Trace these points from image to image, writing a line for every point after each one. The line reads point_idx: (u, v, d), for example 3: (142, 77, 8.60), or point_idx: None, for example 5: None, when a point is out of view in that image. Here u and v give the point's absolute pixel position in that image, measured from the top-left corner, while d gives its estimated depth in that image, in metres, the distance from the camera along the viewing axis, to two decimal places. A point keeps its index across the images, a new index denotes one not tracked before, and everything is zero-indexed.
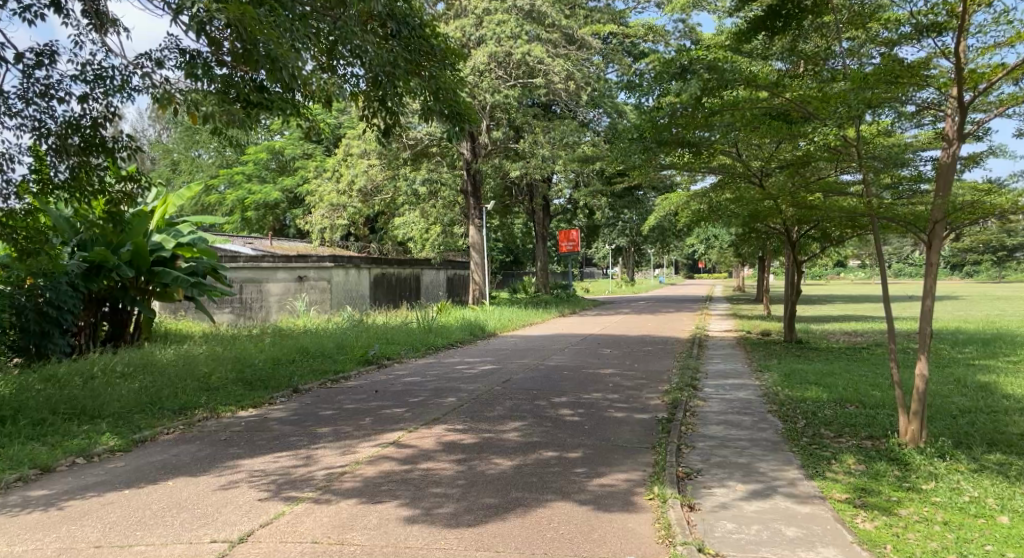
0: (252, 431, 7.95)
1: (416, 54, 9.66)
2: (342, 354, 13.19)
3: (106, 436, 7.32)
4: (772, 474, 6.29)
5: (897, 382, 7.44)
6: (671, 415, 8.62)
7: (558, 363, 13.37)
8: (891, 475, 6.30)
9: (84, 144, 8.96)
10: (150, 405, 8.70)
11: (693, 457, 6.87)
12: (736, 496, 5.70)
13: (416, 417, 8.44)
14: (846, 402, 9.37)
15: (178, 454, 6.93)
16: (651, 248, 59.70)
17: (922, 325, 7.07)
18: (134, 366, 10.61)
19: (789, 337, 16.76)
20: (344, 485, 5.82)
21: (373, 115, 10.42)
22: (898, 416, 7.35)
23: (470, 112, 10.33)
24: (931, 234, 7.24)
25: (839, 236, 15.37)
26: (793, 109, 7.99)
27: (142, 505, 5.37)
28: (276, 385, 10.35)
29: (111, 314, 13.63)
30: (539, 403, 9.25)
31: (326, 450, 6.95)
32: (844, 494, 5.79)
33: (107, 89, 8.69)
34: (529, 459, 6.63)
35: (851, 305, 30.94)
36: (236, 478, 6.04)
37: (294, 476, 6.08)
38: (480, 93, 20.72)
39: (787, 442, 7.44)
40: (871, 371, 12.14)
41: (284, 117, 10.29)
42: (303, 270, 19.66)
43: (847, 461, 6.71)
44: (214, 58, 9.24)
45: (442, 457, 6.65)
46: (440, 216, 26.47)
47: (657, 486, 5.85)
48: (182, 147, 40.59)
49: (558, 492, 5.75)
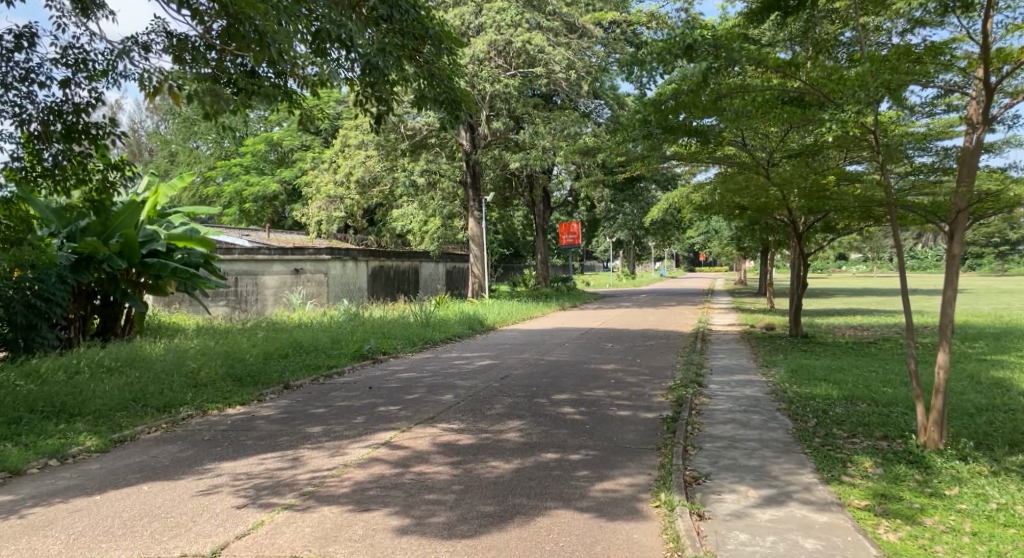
0: (238, 430, 7.59)
1: (410, 38, 9.22)
2: (337, 349, 12.84)
3: (84, 436, 6.98)
4: (785, 479, 5.93)
5: (916, 380, 7.04)
6: (677, 414, 8.26)
7: (559, 358, 13.04)
8: (912, 479, 5.94)
9: (66, 132, 8.56)
10: (133, 402, 8.36)
11: (701, 459, 6.51)
12: (748, 504, 5.34)
13: (411, 416, 8.09)
14: (858, 400, 8.98)
15: (159, 455, 6.58)
16: (652, 242, 59.19)
17: (943, 318, 6.69)
18: (123, 360, 10.28)
19: (795, 331, 16.40)
20: (330, 491, 5.46)
21: (365, 103, 10.07)
22: (917, 416, 6.96)
23: (468, 101, 9.98)
24: (953, 224, 6.86)
25: (846, 227, 15.04)
26: (807, 93, 7.60)
27: (112, 512, 5.03)
28: (266, 382, 9.99)
29: (103, 306, 13.29)
30: (539, 401, 8.88)
31: (313, 451, 6.60)
32: (863, 500, 5.43)
33: (90, 74, 8.34)
34: (528, 462, 6.28)
35: (856, 298, 30.62)
36: (217, 481, 5.69)
37: (277, 479, 5.71)
38: (480, 83, 20.35)
39: (799, 443, 7.08)
40: (881, 367, 11.80)
41: (277, 105, 9.87)
42: (299, 262, 19.33)
43: (864, 464, 6.35)
44: (203, 42, 8.89)
45: (436, 460, 6.29)
46: (439, 208, 26.09)
47: (664, 492, 5.49)
48: (180, 138, 40.14)
49: (559, 499, 5.38)
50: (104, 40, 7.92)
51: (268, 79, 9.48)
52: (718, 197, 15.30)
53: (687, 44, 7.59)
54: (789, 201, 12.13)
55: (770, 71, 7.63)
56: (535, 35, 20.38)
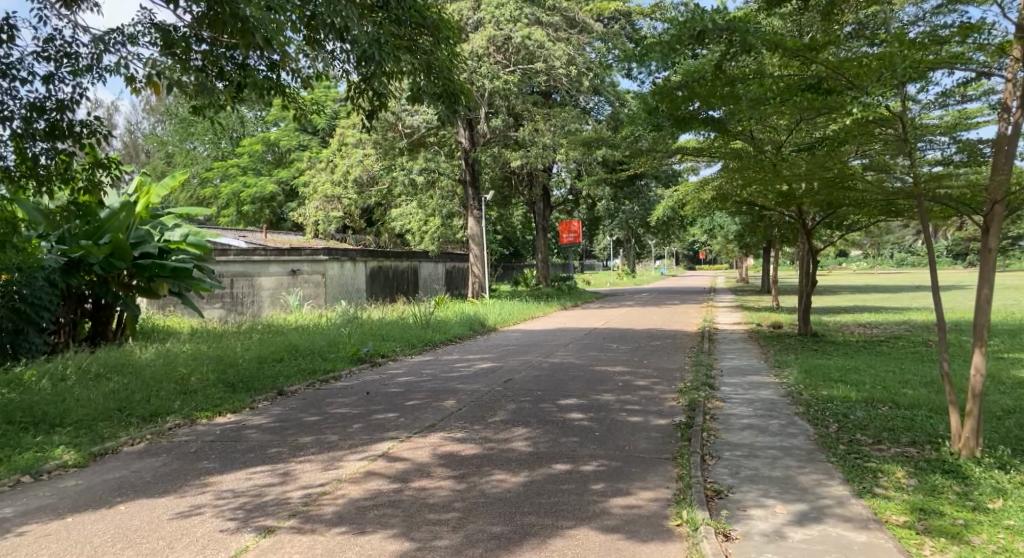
0: (226, 441, 7.17)
1: (407, 28, 8.87)
2: (334, 352, 12.42)
3: (62, 450, 6.57)
4: (816, 491, 5.50)
5: (949, 384, 6.62)
6: (690, 419, 7.84)
7: (563, 360, 12.62)
8: (951, 491, 5.50)
9: (50, 129, 8.08)
10: (119, 411, 7.94)
11: (721, 470, 6.08)
12: (779, 522, 4.93)
13: (411, 423, 7.68)
14: (878, 402, 8.55)
15: (140, 470, 6.15)
16: (653, 240, 58.62)
17: (978, 315, 6.29)
18: (111, 366, 9.85)
19: (805, 329, 15.99)
20: (323, 510, 5.04)
21: (358, 98, 9.63)
22: (950, 422, 6.55)
23: (466, 94, 9.44)
24: (989, 216, 6.43)
25: (856, 221, 14.64)
26: (827, 79, 7.18)
27: (83, 538, 4.64)
28: (260, 388, 9.58)
29: (94, 310, 12.82)
30: (545, 406, 8.46)
31: (306, 464, 6.16)
32: (901, 516, 5.02)
33: (74, 69, 7.91)
34: (538, 474, 5.86)
35: (862, 296, 30.15)
36: (199, 499, 5.26)
37: (267, 497, 5.28)
38: (479, 79, 19.77)
39: (823, 451, 6.65)
40: (899, 367, 11.34)
41: (268, 98, 9.45)
42: (297, 263, 18.87)
43: (896, 474, 5.91)
44: (192, 33, 8.43)
45: (438, 473, 5.86)
46: (438, 208, 25.74)
47: (686, 509, 5.08)
48: (177, 138, 39.83)
49: (574, 517, 4.95)
50: (86, 30, 7.50)
51: (259, 72, 9.05)
52: (723, 193, 14.88)
53: (698, 31, 6.94)
54: (797, 194, 11.76)
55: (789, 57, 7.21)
56: (534, 30, 20.01)
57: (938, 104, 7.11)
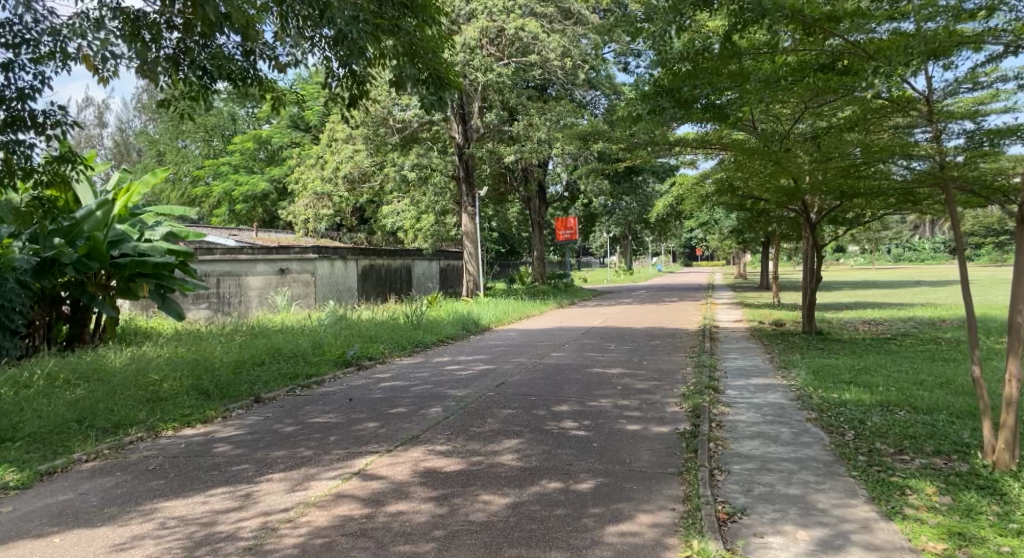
0: (191, 456, 6.56)
1: (389, 6, 8.09)
2: (318, 355, 11.77)
3: (6, 467, 5.97)
4: (837, 512, 4.95)
5: (981, 390, 6.00)
6: (695, 428, 7.25)
7: (559, 361, 12.01)
8: (990, 511, 4.95)
9: (9, 119, 7.42)
10: (78, 423, 7.32)
11: (733, 486, 5.50)
12: (798, 552, 4.38)
13: (393, 435, 7.06)
14: (894, 406, 7.98)
15: (88, 492, 5.53)
16: (651, 237, 58.10)
17: (1014, 313, 5.72)
18: (79, 372, 9.18)
19: (810, 328, 15.39)
20: (284, 542, 4.46)
21: (340, 90, 8.89)
22: (983, 431, 5.94)
23: (457, 81, 8.74)
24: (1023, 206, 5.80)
25: (860, 213, 14.16)
26: (847, 55, 6.55)
27: None
28: (235, 396, 8.99)
29: (71, 312, 12.19)
30: (538, 414, 7.87)
31: (272, 484, 5.56)
32: (937, 543, 4.47)
33: (34, 55, 7.28)
34: (529, 494, 5.27)
35: (866, 292, 29.62)
36: (143, 529, 4.67)
37: (224, 525, 4.69)
38: (471, 72, 19.15)
39: (842, 463, 6.06)
40: (911, 366, 10.77)
41: (246, 88, 8.75)
42: (284, 261, 18.24)
43: (927, 491, 5.34)
44: (163, 19, 7.75)
45: (417, 494, 5.26)
46: (431, 204, 24.28)
47: (695, 537, 4.53)
48: (167, 137, 39.02)
49: (566, 548, 4.39)
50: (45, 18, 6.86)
51: (234, 58, 8.35)
52: (725, 187, 14.29)
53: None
54: (799, 187, 11.30)
55: (803, 32, 6.57)
56: (528, 21, 19.43)
57: (951, 92, 6.61)
